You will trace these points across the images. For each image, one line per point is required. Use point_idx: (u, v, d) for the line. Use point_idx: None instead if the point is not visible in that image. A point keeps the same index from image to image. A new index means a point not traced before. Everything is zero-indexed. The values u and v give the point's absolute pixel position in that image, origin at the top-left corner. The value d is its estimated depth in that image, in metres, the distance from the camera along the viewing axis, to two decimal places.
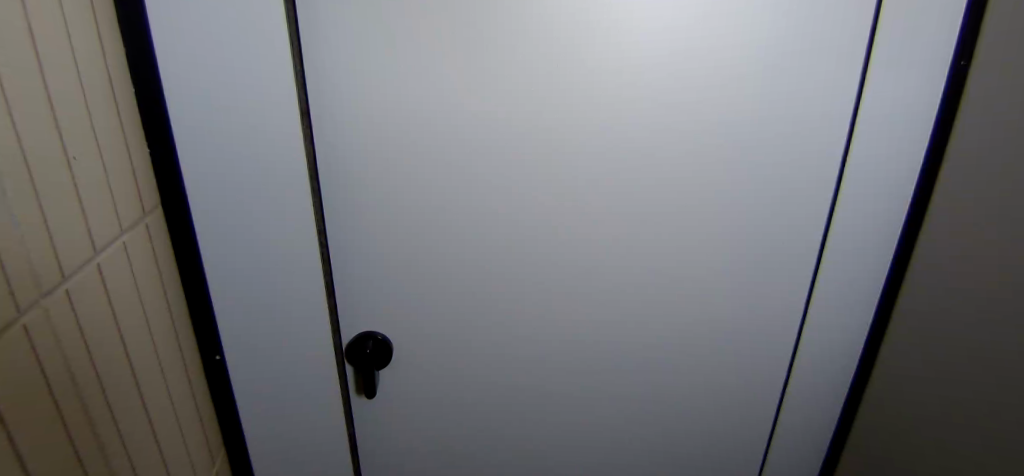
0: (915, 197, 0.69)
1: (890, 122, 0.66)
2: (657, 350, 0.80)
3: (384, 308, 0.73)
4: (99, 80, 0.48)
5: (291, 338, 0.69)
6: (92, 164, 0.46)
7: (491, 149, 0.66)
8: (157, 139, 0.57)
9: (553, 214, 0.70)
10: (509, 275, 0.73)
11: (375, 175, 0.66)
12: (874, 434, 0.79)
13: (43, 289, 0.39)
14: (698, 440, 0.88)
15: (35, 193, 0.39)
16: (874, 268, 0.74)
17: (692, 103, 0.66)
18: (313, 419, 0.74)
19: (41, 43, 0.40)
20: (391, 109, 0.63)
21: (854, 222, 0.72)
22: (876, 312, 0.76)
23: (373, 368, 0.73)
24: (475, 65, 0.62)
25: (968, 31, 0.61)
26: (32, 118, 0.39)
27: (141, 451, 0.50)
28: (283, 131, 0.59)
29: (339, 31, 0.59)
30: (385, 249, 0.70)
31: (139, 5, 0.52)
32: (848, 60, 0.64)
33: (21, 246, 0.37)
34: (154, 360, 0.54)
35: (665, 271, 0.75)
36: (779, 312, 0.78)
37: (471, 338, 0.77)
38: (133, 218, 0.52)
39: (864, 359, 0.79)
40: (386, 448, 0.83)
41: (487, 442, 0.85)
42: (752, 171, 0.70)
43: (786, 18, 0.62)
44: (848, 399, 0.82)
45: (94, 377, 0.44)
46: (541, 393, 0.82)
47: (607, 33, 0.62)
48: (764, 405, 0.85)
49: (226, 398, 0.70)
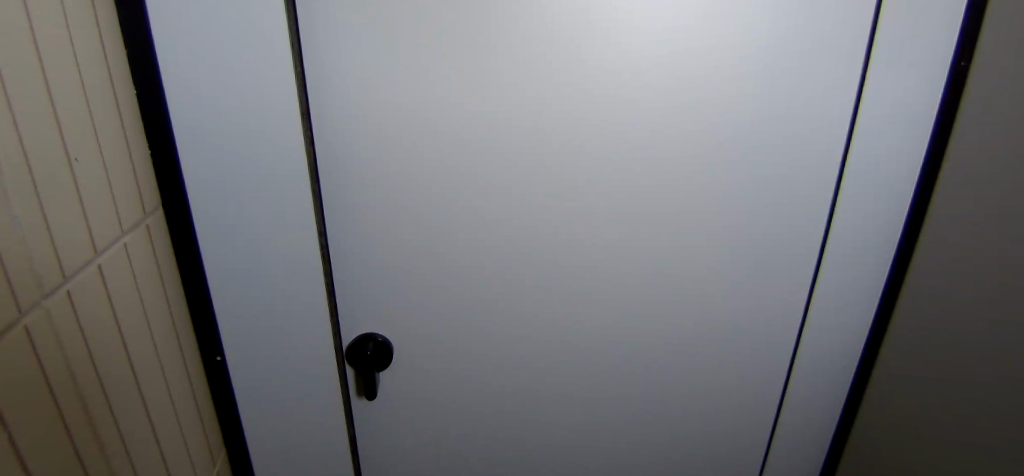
0: (915, 197, 0.69)
1: (890, 121, 0.66)
2: (658, 350, 0.80)
3: (384, 309, 0.73)
4: (100, 80, 0.48)
5: (291, 339, 0.69)
6: (93, 165, 0.46)
7: (491, 150, 0.66)
8: (158, 139, 0.57)
9: (553, 215, 0.70)
10: (509, 276, 0.73)
11: (375, 175, 0.66)
12: (875, 434, 0.78)
13: (43, 290, 0.39)
14: (698, 440, 0.88)
15: (36, 193, 0.39)
16: (874, 268, 0.74)
17: (692, 103, 0.66)
18: (313, 420, 0.74)
19: (42, 44, 0.40)
20: (391, 109, 0.63)
21: (854, 222, 0.72)
22: (877, 312, 0.76)
23: (374, 369, 0.73)
24: (475, 65, 0.63)
25: (968, 32, 0.61)
26: (33, 118, 0.39)
27: (141, 451, 0.50)
28: (283, 132, 0.59)
29: (340, 32, 0.60)
30: (385, 249, 0.70)
31: (140, 6, 0.52)
32: (847, 60, 0.64)
33: (21, 246, 0.37)
34: (155, 360, 0.54)
35: (664, 271, 0.75)
36: (780, 312, 0.78)
37: (471, 338, 0.77)
38: (133, 217, 0.52)
39: (865, 359, 0.79)
40: (386, 449, 0.83)
41: (486, 442, 0.85)
42: (752, 171, 0.70)
43: (785, 18, 0.62)
44: (848, 399, 0.82)
45: (94, 377, 0.44)
46: (540, 393, 0.82)
47: (608, 34, 0.62)
48: (764, 406, 0.85)
49: (226, 399, 0.70)
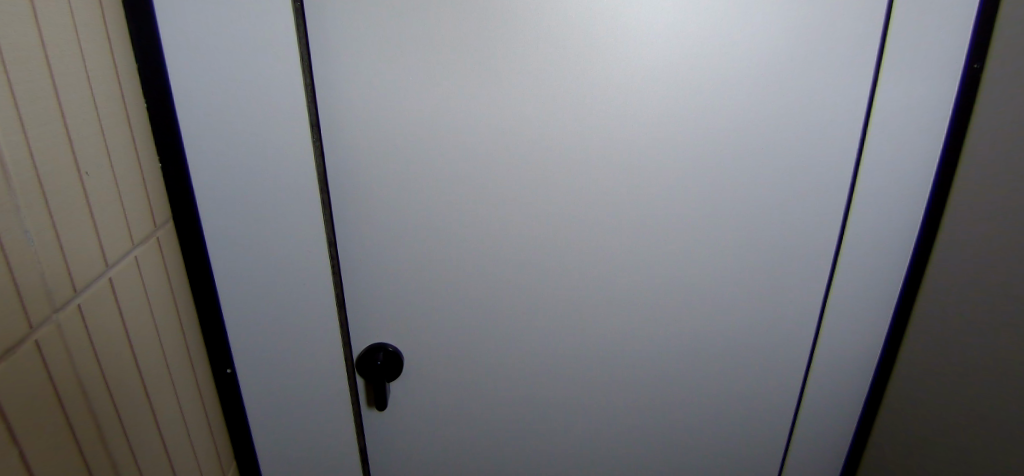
0: (931, 200, 0.68)
1: (906, 123, 0.65)
2: (672, 356, 0.78)
3: (394, 320, 0.73)
4: (111, 93, 0.47)
5: (301, 353, 0.68)
6: (104, 177, 0.45)
7: (497, 157, 0.66)
8: (168, 153, 0.57)
9: (563, 221, 0.70)
10: (519, 284, 0.73)
11: (383, 185, 0.66)
12: (895, 442, 0.77)
13: (54, 305, 0.39)
14: (713, 448, 0.86)
15: (48, 207, 0.39)
16: (891, 273, 0.72)
17: (701, 110, 0.65)
18: (324, 431, 0.74)
19: (52, 54, 0.40)
20: (396, 118, 0.63)
21: (869, 225, 0.70)
22: (893, 318, 0.75)
23: (385, 379, 0.72)
24: (477, 73, 0.62)
25: (979, 36, 0.61)
26: (45, 134, 0.39)
27: (153, 465, 0.50)
28: (291, 144, 0.58)
29: (345, 44, 0.59)
30: (393, 261, 0.70)
31: (150, 20, 0.52)
32: (859, 61, 0.63)
33: (33, 261, 0.37)
34: (163, 372, 0.53)
35: (675, 277, 0.74)
36: (793, 319, 0.76)
37: (480, 347, 0.76)
38: (143, 228, 0.52)
39: (883, 365, 0.77)
40: (396, 458, 0.82)
41: (499, 451, 0.83)
42: (762, 175, 0.68)
43: (794, 22, 0.61)
44: (866, 405, 0.80)
45: (104, 389, 0.44)
46: (552, 400, 0.80)
47: (613, 42, 0.62)
48: (781, 412, 0.83)
49: (236, 412, 0.69)
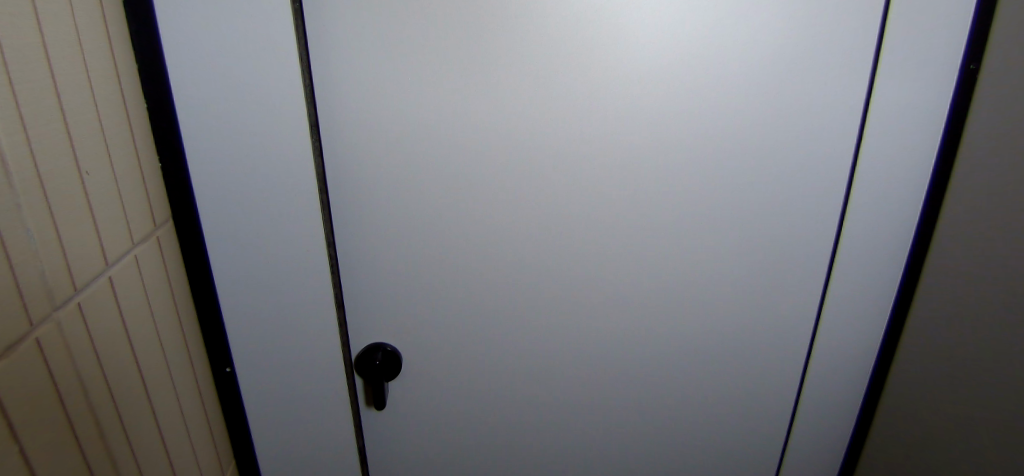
0: (927, 201, 0.68)
1: (902, 124, 0.65)
2: (670, 355, 0.79)
3: (393, 319, 0.73)
4: (111, 93, 0.48)
5: (300, 352, 0.69)
6: (104, 177, 0.46)
7: (496, 157, 0.66)
8: (169, 153, 0.57)
9: (561, 220, 0.70)
10: (517, 283, 0.73)
11: (382, 185, 0.66)
12: (891, 441, 0.77)
13: (55, 303, 0.39)
14: (711, 447, 0.86)
15: (48, 206, 0.39)
16: (888, 273, 0.73)
17: (699, 110, 0.65)
18: (323, 430, 0.74)
19: (54, 54, 0.40)
20: (396, 117, 0.63)
21: (866, 225, 0.71)
22: (890, 318, 0.75)
23: (383, 378, 0.73)
24: (476, 73, 0.62)
25: (976, 37, 0.61)
26: (46, 133, 0.39)
27: (153, 463, 0.50)
28: (290, 144, 0.59)
29: (345, 44, 0.60)
30: (393, 260, 0.70)
31: (151, 21, 0.53)
32: (856, 61, 0.63)
33: (34, 259, 0.38)
34: (163, 370, 0.54)
35: (673, 277, 0.74)
36: (791, 319, 0.77)
37: (479, 346, 0.76)
38: (143, 227, 0.52)
39: (880, 365, 0.78)
40: (395, 457, 0.82)
41: (497, 449, 0.84)
42: (760, 175, 0.69)
43: (791, 22, 0.62)
44: (864, 405, 0.81)
45: (104, 387, 0.44)
46: (551, 399, 0.81)
47: (611, 42, 0.62)
48: (779, 412, 0.83)
49: (235, 410, 0.70)
